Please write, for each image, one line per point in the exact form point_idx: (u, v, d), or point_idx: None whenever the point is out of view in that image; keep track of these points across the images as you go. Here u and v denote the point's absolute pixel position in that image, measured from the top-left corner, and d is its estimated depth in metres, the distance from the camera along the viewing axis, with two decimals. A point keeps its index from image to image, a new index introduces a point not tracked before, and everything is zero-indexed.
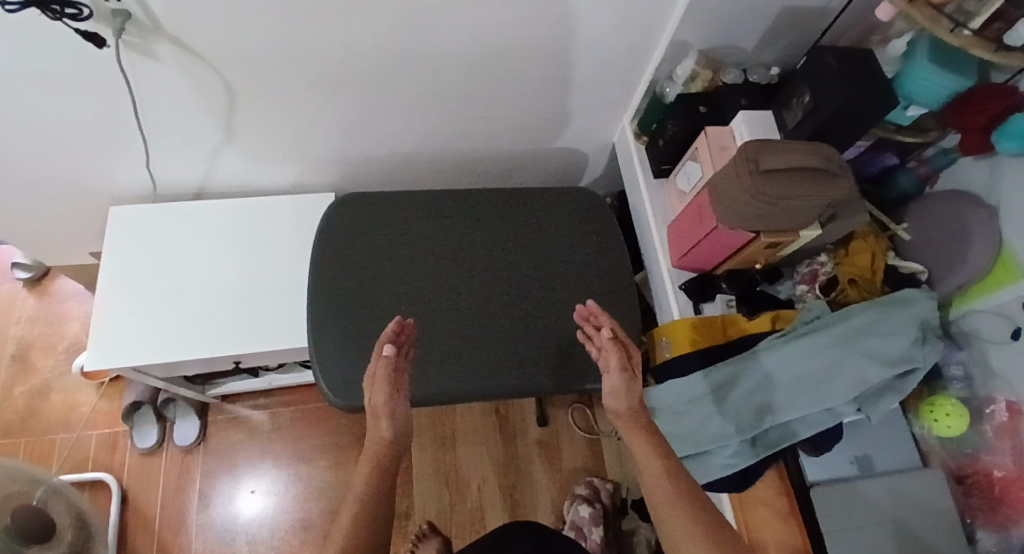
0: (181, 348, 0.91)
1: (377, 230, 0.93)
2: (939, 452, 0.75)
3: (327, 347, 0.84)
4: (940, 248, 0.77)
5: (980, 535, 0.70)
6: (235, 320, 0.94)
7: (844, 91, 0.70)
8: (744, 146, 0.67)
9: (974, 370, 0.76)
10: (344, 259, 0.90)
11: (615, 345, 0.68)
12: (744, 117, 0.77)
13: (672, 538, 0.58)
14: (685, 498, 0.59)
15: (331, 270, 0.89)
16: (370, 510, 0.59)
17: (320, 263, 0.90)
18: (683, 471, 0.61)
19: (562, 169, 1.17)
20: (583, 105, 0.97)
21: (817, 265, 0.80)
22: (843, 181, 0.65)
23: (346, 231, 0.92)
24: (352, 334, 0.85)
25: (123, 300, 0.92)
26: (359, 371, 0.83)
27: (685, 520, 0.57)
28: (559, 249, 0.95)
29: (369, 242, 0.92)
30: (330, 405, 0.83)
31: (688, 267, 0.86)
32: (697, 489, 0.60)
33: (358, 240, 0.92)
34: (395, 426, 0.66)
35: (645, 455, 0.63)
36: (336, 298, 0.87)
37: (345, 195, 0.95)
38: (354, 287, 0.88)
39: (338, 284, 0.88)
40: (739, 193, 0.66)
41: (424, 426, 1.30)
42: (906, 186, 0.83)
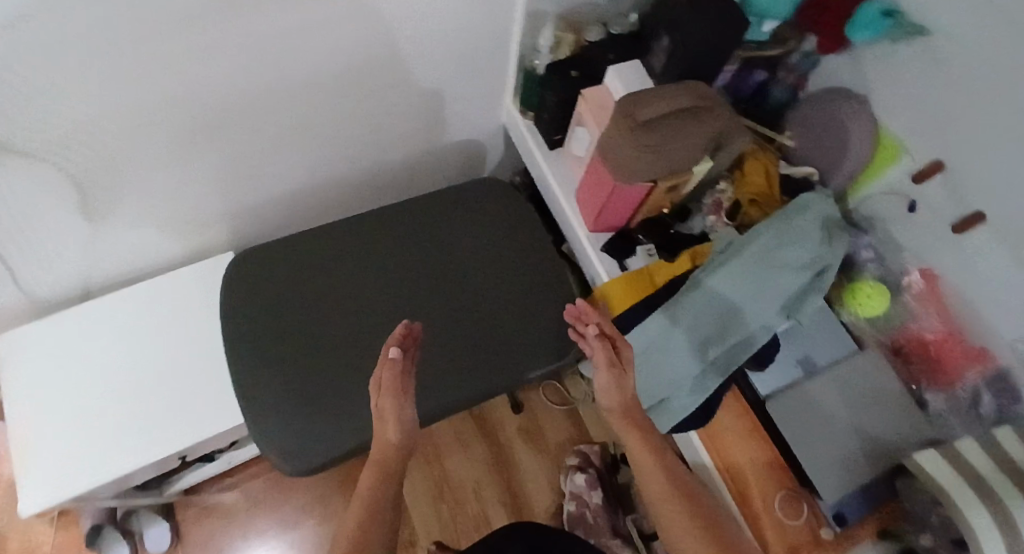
0: (119, 460, 0.85)
1: (291, 277, 0.88)
2: (871, 333, 0.79)
3: (271, 411, 0.80)
4: (824, 146, 0.80)
5: (929, 398, 0.74)
6: (170, 413, 0.88)
7: (701, 23, 0.71)
8: (619, 103, 0.68)
9: (882, 249, 0.81)
10: (263, 317, 0.86)
11: (604, 346, 0.63)
12: (615, 72, 0.76)
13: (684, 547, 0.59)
14: (695, 513, 0.59)
15: (252, 334, 0.84)
16: (374, 531, 0.58)
17: (239, 328, 0.85)
18: (690, 482, 0.62)
19: (463, 163, 1.16)
20: (462, 95, 0.95)
21: (719, 193, 0.82)
22: (716, 112, 0.68)
23: (257, 289, 0.87)
24: (294, 391, 0.81)
25: (41, 431, 0.85)
26: (311, 426, 0.79)
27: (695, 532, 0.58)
28: (481, 245, 0.94)
29: (284, 293, 0.87)
30: (282, 473, 0.78)
31: (604, 228, 0.86)
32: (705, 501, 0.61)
33: (273, 294, 0.87)
34: (404, 433, 0.62)
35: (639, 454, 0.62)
36: (266, 360, 0.83)
37: (247, 250, 0.91)
38: (281, 343, 0.84)
39: (265, 344, 0.84)
40: (625, 148, 0.67)
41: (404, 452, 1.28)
42: (782, 97, 0.85)
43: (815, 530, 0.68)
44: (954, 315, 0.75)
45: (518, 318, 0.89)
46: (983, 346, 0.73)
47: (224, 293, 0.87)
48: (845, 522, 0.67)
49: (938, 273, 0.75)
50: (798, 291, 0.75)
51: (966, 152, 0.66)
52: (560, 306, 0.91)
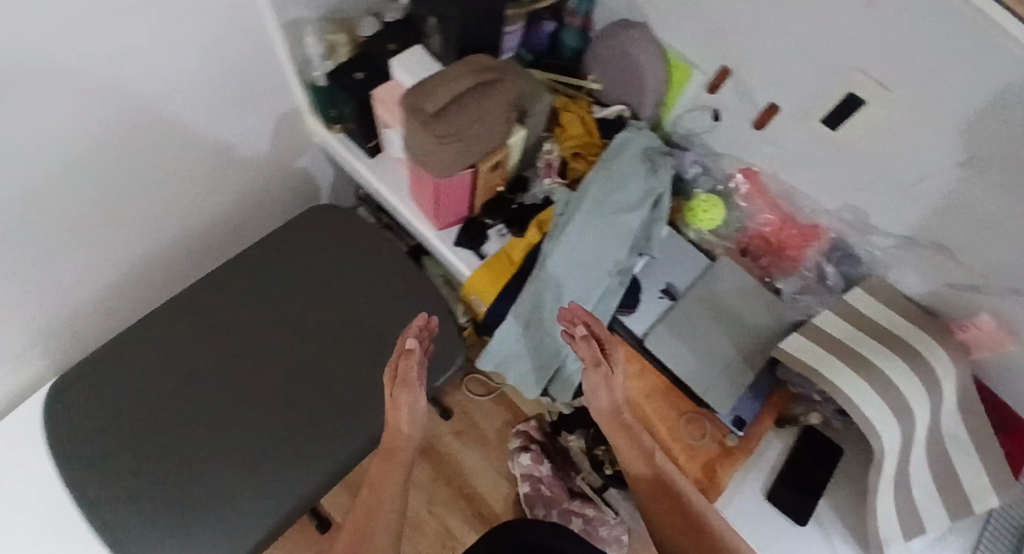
0: None
1: (131, 388, 0.78)
2: (718, 242, 0.83)
3: (157, 541, 0.72)
4: (625, 81, 0.80)
5: (782, 285, 0.80)
6: None
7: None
8: (405, 101, 0.63)
9: (707, 161, 0.84)
10: (113, 443, 0.76)
11: (587, 346, 0.61)
12: (399, 65, 0.71)
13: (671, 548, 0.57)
14: (682, 520, 0.57)
15: (111, 465, 0.75)
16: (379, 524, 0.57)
17: (89, 466, 0.75)
18: (684, 494, 0.59)
19: (296, 194, 1.06)
20: (254, 129, 0.85)
21: (547, 154, 0.81)
22: (504, 81, 0.66)
23: (95, 415, 0.77)
24: (176, 510, 0.73)
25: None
26: (208, 538, 0.72)
27: (680, 530, 0.56)
28: (334, 278, 0.88)
29: (127, 408, 0.77)
30: None
31: (450, 223, 0.83)
32: (692, 503, 0.58)
33: (115, 414, 0.77)
34: (416, 425, 0.63)
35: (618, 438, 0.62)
36: (133, 489, 0.74)
37: (66, 373, 0.78)
38: (145, 464, 0.75)
39: (126, 472, 0.74)
40: (428, 146, 0.63)
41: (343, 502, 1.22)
42: (574, 42, 0.85)
43: (722, 439, 0.73)
44: (783, 203, 0.79)
45: (398, 337, 0.86)
46: (813, 224, 0.77)
47: (49, 437, 0.76)
48: (745, 422, 0.73)
49: (759, 169, 0.79)
50: (642, 227, 0.77)
51: (740, 51, 0.68)
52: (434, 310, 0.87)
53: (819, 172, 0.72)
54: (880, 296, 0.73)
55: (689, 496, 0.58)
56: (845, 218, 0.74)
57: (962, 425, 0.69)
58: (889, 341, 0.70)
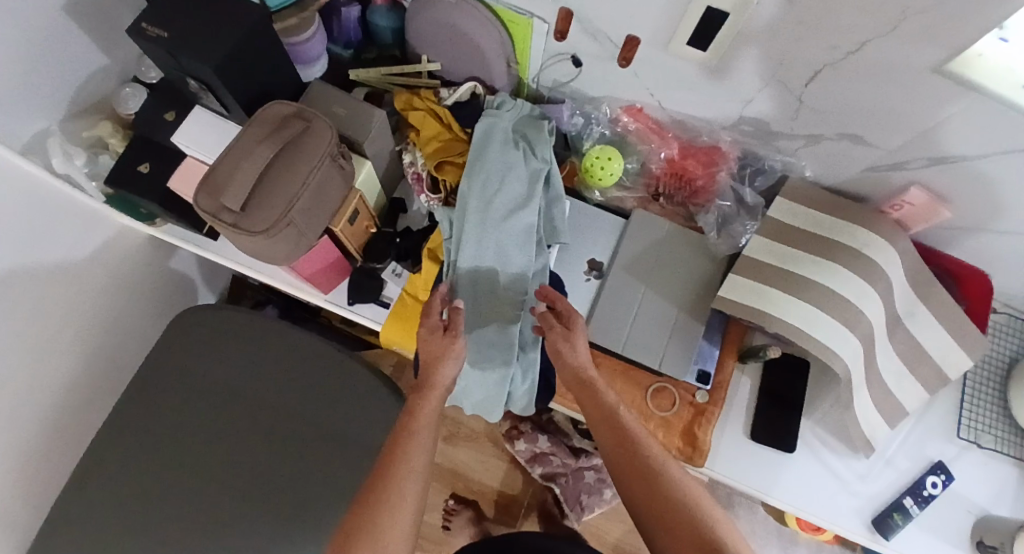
0: None
1: None
2: (626, 194, 0.75)
3: None
4: (463, 54, 0.67)
5: (702, 219, 0.73)
6: None
7: (202, 47, 0.51)
8: (199, 202, 0.49)
9: (585, 108, 0.75)
10: None
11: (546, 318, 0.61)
12: (182, 142, 0.57)
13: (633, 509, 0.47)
14: (632, 473, 0.48)
15: None
16: (398, 514, 0.44)
17: None
18: (636, 444, 0.49)
19: (161, 293, 0.90)
20: (68, 266, 0.69)
21: (411, 168, 0.70)
22: (311, 127, 0.52)
23: None
24: None
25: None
26: None
27: (628, 473, 0.48)
28: (241, 378, 0.78)
29: None
30: None
31: (336, 281, 0.70)
32: (644, 444, 0.49)
33: None
34: (458, 365, 0.58)
35: (582, 386, 0.57)
36: None
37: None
38: None
39: None
40: (254, 243, 0.51)
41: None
42: (386, 22, 0.68)
43: (691, 400, 0.69)
44: (678, 131, 0.72)
45: (332, 418, 0.75)
46: (714, 145, 0.71)
47: None
48: (711, 373, 0.69)
49: (640, 104, 0.70)
50: (541, 216, 0.67)
51: None
52: (358, 374, 0.76)
53: (709, 92, 0.63)
54: (804, 199, 0.68)
55: (642, 447, 0.49)
56: (744, 131, 0.67)
57: (913, 300, 0.68)
58: (824, 247, 0.66)
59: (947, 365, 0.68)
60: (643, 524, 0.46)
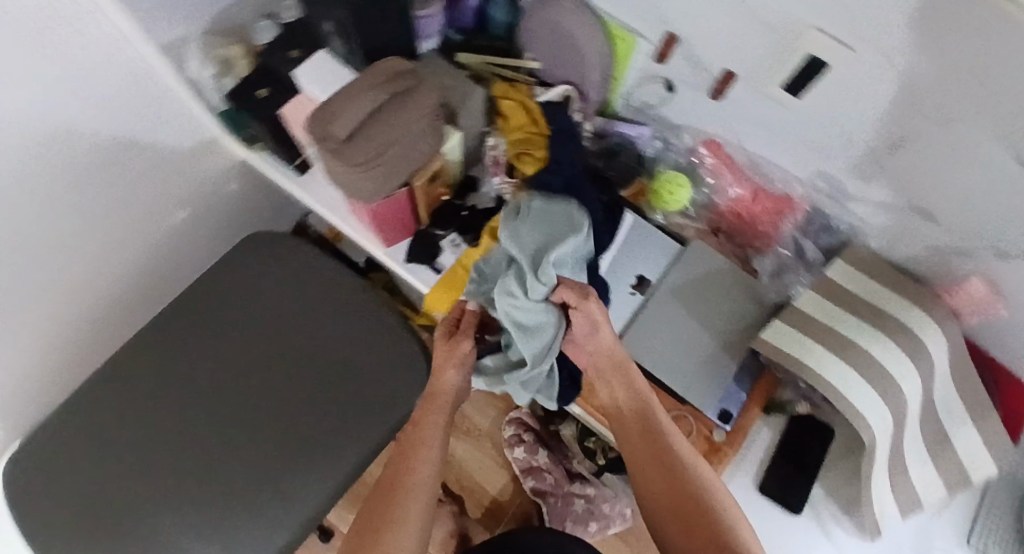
0: None
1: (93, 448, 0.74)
2: (689, 224, 0.77)
3: None
4: (567, 59, 0.72)
5: (759, 264, 0.74)
6: None
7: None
8: (312, 124, 0.55)
9: (666, 135, 0.77)
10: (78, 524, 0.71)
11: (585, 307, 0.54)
12: (302, 75, 0.63)
13: (648, 493, 0.54)
14: (659, 466, 0.54)
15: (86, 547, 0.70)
16: (407, 525, 0.54)
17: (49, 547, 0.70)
18: (666, 444, 0.54)
19: (232, 217, 0.96)
20: (165, 166, 0.75)
21: (493, 151, 0.73)
22: (422, 87, 0.57)
23: (55, 496, 0.72)
24: None
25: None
26: None
27: (653, 464, 0.54)
28: (288, 309, 0.82)
29: (89, 484, 0.73)
30: None
31: (398, 239, 0.75)
32: (672, 448, 0.54)
33: (73, 491, 0.72)
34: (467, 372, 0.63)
35: (618, 380, 0.58)
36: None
37: (11, 461, 0.73)
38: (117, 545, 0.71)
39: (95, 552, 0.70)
40: (346, 175, 0.56)
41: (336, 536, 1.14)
42: (502, 16, 0.73)
43: (708, 435, 0.68)
44: (752, 175, 0.73)
45: (360, 367, 0.79)
46: (786, 195, 0.72)
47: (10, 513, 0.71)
48: (733, 414, 0.69)
49: (721, 140, 0.72)
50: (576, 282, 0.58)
51: (685, 20, 0.59)
52: (396, 334, 0.80)
53: (793, 139, 0.65)
54: (862, 267, 0.68)
55: (670, 443, 0.54)
56: (819, 186, 0.68)
57: (954, 394, 0.66)
58: (872, 318, 0.66)
59: (976, 470, 0.66)
60: (657, 512, 0.53)
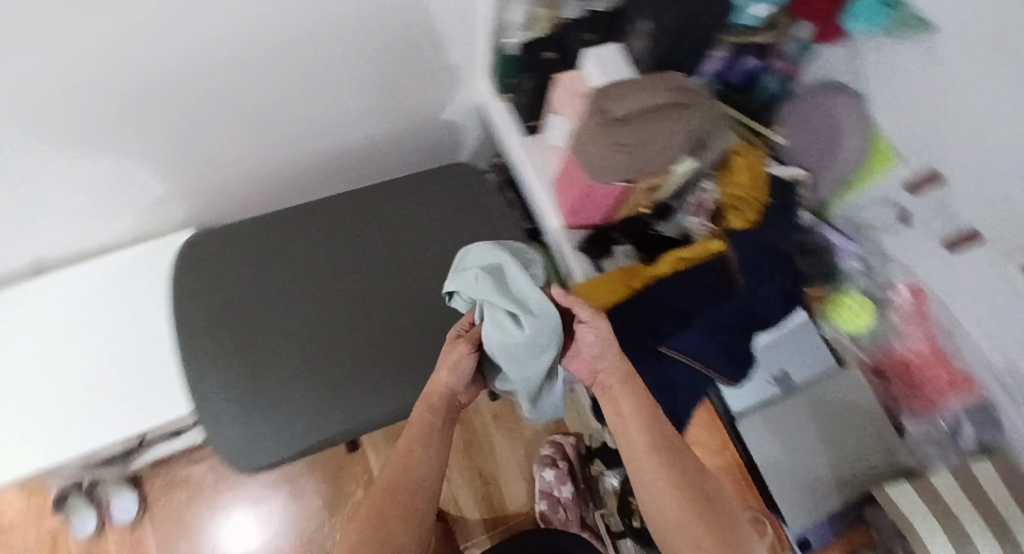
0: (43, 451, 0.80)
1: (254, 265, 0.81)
2: (853, 350, 0.75)
3: (226, 419, 0.75)
4: (817, 148, 0.74)
5: (908, 424, 0.71)
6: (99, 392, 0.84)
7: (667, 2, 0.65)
8: (594, 95, 0.63)
9: (872, 261, 0.76)
10: (216, 316, 0.79)
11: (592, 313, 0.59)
12: (591, 55, 0.69)
13: (658, 501, 0.56)
14: (673, 472, 0.56)
15: (211, 337, 0.78)
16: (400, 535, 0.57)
17: (187, 320, 0.78)
18: (682, 453, 0.57)
19: (437, 143, 1.05)
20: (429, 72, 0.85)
21: (701, 193, 0.75)
22: (700, 111, 0.62)
23: (211, 282, 0.80)
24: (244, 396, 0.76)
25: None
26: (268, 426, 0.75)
27: (660, 473, 0.56)
28: (459, 237, 0.87)
29: (238, 288, 0.80)
30: (239, 473, 0.76)
31: (582, 224, 0.80)
32: (686, 459, 0.57)
33: (224, 288, 0.80)
34: (459, 376, 0.62)
35: (629, 395, 0.60)
36: (220, 360, 0.77)
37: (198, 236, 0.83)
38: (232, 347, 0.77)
39: (216, 345, 0.77)
40: (596, 145, 0.62)
41: (350, 473, 1.19)
42: (774, 87, 0.77)
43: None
44: (940, 339, 0.69)
45: None
46: (970, 375, 0.66)
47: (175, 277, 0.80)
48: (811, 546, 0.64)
49: (928, 292, 0.70)
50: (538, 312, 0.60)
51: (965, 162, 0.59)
52: None
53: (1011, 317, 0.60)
54: None
55: (686, 451, 0.57)
56: (1007, 384, 0.62)
57: None
58: None
59: None
60: (668, 510, 0.56)
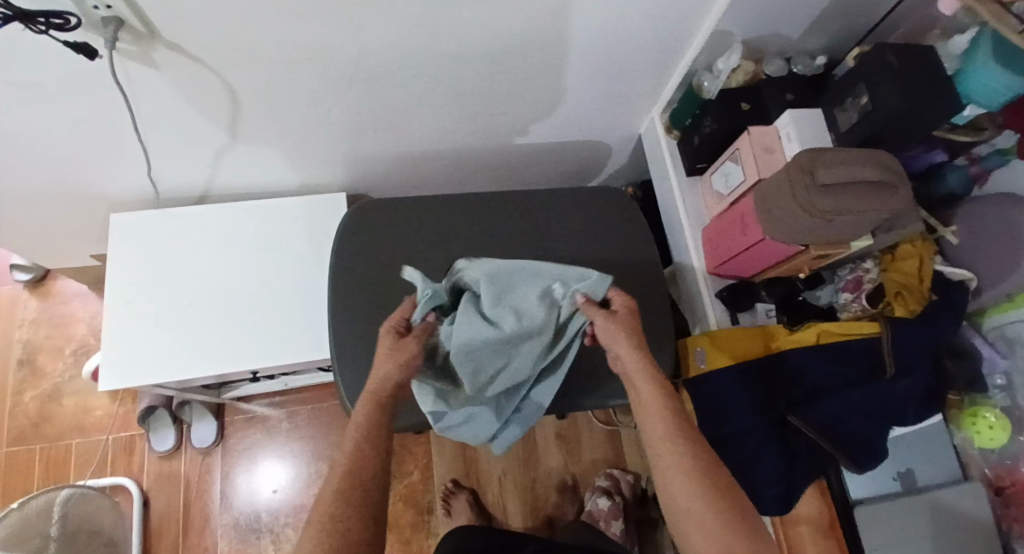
0: (174, 365, 0.85)
1: (411, 236, 0.83)
2: (978, 461, 0.73)
3: (354, 378, 0.76)
4: (989, 255, 0.73)
5: (1017, 544, 0.70)
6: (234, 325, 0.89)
7: (906, 88, 0.62)
8: (799, 154, 0.62)
9: (1017, 379, 0.72)
10: (367, 279, 0.81)
11: (627, 321, 0.60)
12: (792, 117, 0.71)
13: (672, 485, 0.54)
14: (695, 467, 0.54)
15: (358, 298, 0.80)
16: None
17: (336, 275, 0.81)
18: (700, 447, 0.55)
19: (582, 164, 1.08)
20: (610, 98, 0.88)
21: (862, 271, 0.75)
22: (905, 191, 0.60)
23: (366, 244, 0.83)
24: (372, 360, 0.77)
25: (121, 326, 0.86)
26: None
27: (679, 460, 0.54)
28: (607, 259, 0.86)
29: (389, 256, 0.82)
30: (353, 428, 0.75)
31: (728, 273, 0.81)
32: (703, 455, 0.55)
33: (376, 253, 0.82)
34: (406, 371, 0.58)
35: (648, 384, 0.58)
36: (361, 320, 0.79)
37: (366, 202, 0.85)
38: (374, 310, 0.80)
39: (360, 305, 0.80)
40: (788, 205, 0.62)
41: (410, 456, 1.22)
42: (955, 184, 0.77)
43: None
44: None
45: None
46: None
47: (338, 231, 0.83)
48: None
49: None
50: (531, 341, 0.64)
51: None
52: (666, 345, 0.82)
53: None
54: None
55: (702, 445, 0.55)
56: None
57: None
58: None
59: None
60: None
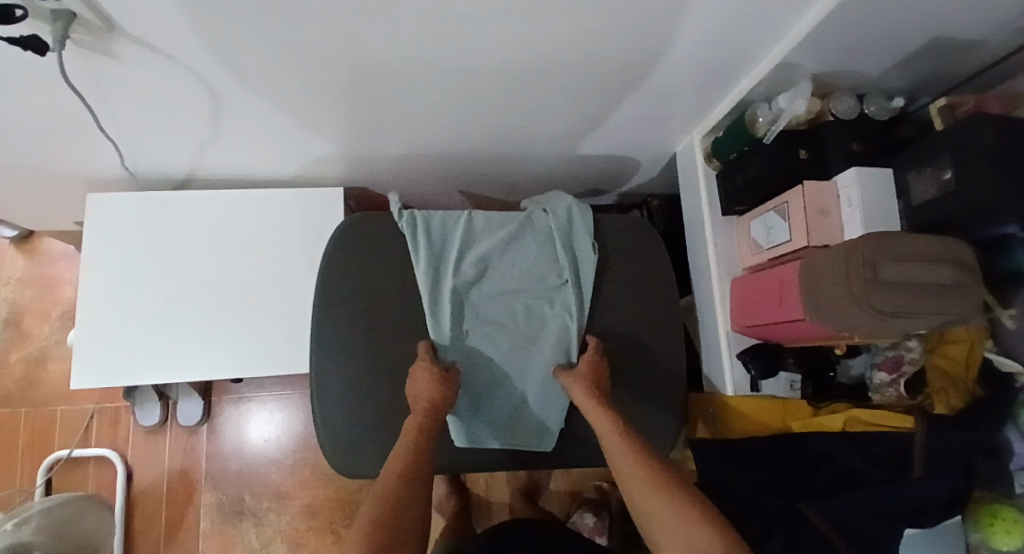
0: (156, 366, 0.81)
1: (408, 268, 0.71)
2: None
3: (333, 422, 0.69)
4: None
5: None
6: (216, 328, 0.83)
7: (1007, 183, 0.52)
8: (863, 238, 0.53)
9: None
10: (354, 315, 0.70)
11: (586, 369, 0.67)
12: (858, 175, 0.62)
13: (631, 483, 0.60)
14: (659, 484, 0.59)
15: (344, 336, 0.69)
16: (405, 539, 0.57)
17: (319, 304, 0.70)
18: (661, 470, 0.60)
19: (607, 175, 0.98)
20: (648, 118, 0.77)
21: (903, 352, 0.69)
22: (976, 294, 0.52)
23: (355, 272, 0.70)
24: (352, 400, 0.69)
25: (97, 320, 0.81)
26: (371, 439, 0.69)
27: (634, 473, 0.60)
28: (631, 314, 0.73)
29: (382, 290, 0.70)
30: (330, 465, 0.70)
31: (754, 334, 0.74)
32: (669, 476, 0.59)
33: (367, 284, 0.70)
34: (448, 390, 0.65)
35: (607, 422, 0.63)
36: (344, 360, 0.69)
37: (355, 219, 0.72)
38: (359, 348, 0.69)
39: (343, 340, 0.69)
40: (842, 296, 0.54)
41: None
42: None
43: None
44: None
45: None
46: None
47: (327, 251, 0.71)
48: None
49: None
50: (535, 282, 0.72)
51: None
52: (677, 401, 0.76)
53: None
54: None
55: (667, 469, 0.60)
56: None
57: None
58: None
59: None
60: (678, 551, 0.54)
